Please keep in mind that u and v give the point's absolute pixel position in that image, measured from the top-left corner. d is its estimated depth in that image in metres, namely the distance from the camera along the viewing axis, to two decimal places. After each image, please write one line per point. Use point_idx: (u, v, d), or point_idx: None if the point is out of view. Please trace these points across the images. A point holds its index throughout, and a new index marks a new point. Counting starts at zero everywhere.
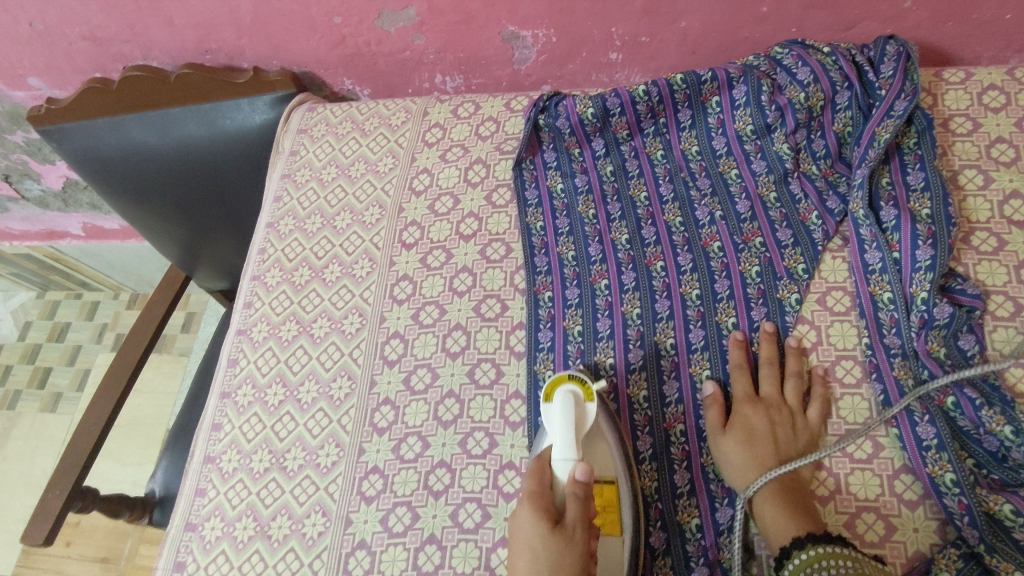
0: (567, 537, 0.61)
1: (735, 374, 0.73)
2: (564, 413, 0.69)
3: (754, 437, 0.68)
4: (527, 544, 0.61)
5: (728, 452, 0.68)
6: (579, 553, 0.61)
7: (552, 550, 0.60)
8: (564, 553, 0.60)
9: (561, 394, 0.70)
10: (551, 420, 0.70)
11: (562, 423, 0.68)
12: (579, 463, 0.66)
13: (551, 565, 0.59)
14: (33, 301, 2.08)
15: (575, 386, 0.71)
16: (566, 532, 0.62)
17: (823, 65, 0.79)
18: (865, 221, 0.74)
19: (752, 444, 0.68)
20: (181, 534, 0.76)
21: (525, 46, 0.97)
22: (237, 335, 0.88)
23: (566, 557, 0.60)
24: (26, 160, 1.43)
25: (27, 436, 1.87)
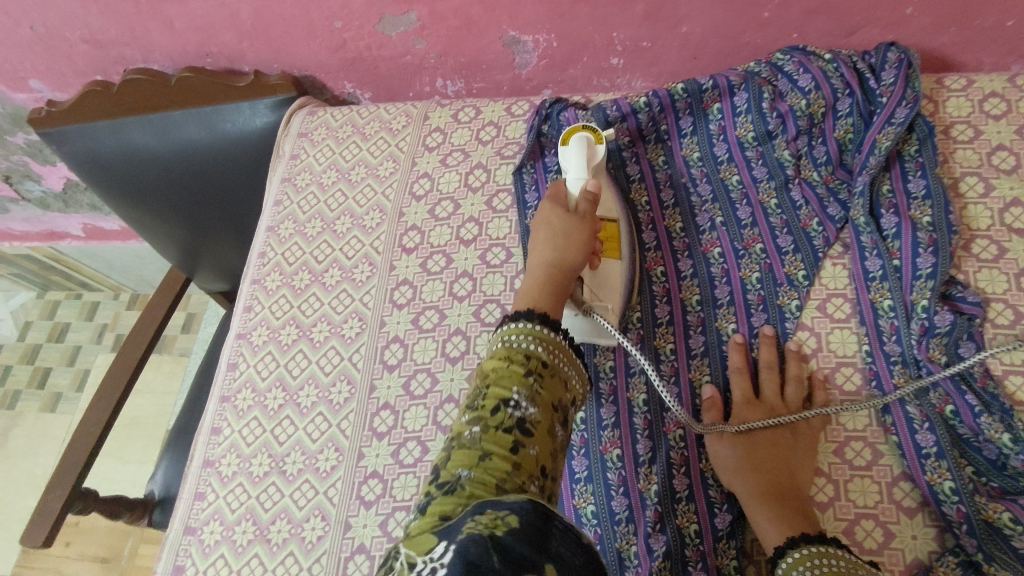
0: (579, 216, 0.66)
1: (733, 377, 0.73)
2: (579, 147, 0.72)
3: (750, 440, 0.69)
4: (547, 244, 0.64)
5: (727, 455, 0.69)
6: (589, 226, 0.66)
7: (567, 224, 0.65)
8: (577, 227, 0.65)
9: (576, 138, 0.73)
10: (565, 160, 0.73)
11: (576, 152, 0.71)
12: (591, 181, 0.69)
13: (562, 232, 0.65)
14: (33, 301, 2.08)
15: (588, 132, 0.74)
16: (576, 220, 0.66)
17: (825, 73, 0.79)
18: (866, 229, 0.74)
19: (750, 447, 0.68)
20: (181, 538, 0.76)
21: (526, 50, 0.97)
22: (237, 339, 0.88)
23: (581, 233, 0.65)
24: (27, 162, 1.43)
25: (27, 436, 1.87)
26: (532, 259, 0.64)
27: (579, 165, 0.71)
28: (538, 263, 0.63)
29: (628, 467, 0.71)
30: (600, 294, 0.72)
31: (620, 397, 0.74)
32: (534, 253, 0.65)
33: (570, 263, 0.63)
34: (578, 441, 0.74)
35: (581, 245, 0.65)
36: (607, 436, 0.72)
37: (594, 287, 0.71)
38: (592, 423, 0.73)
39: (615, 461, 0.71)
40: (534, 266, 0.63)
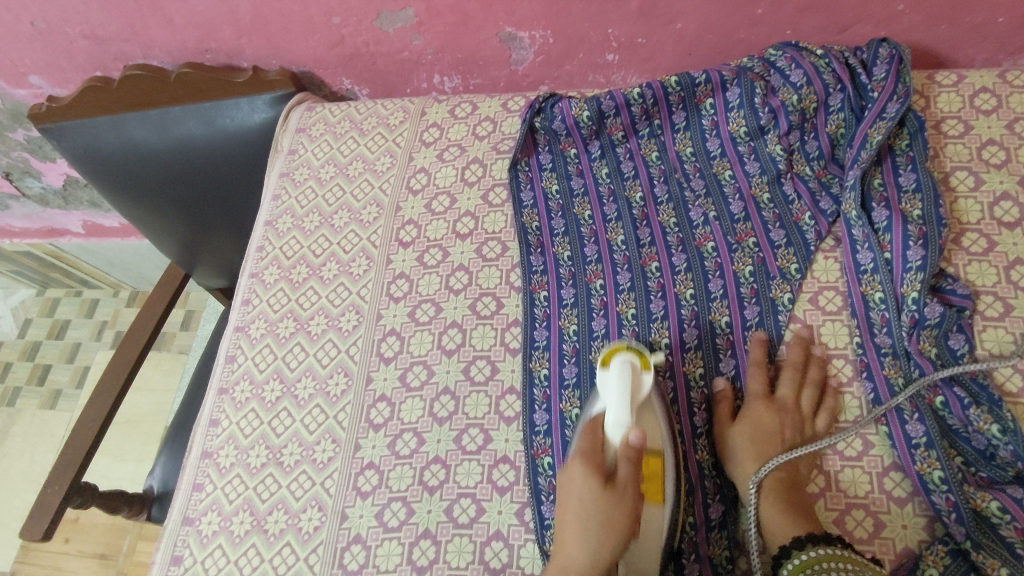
0: (619, 493, 0.63)
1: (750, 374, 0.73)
2: (621, 377, 0.66)
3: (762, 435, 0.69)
4: (577, 525, 0.63)
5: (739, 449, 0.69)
6: (631, 500, 0.63)
7: (602, 507, 0.63)
8: (613, 506, 0.63)
9: (618, 364, 0.67)
10: (608, 388, 0.66)
11: (620, 385, 0.65)
12: (633, 429, 0.64)
13: (599, 520, 0.62)
14: (33, 299, 2.09)
15: (632, 356, 0.68)
16: (614, 500, 0.63)
17: (817, 68, 0.80)
18: (858, 222, 0.75)
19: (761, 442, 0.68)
20: (179, 529, 0.77)
21: (522, 47, 0.98)
22: (236, 332, 0.89)
23: (618, 514, 0.63)
24: (27, 159, 1.44)
25: (27, 433, 1.88)
26: (565, 561, 0.62)
27: (619, 424, 0.64)
28: (570, 565, 0.62)
29: None
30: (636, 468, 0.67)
31: None
32: (567, 548, 0.63)
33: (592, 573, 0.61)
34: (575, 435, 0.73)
35: (617, 528, 0.63)
36: None
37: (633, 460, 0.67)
38: None
39: None
40: (570, 567, 0.61)
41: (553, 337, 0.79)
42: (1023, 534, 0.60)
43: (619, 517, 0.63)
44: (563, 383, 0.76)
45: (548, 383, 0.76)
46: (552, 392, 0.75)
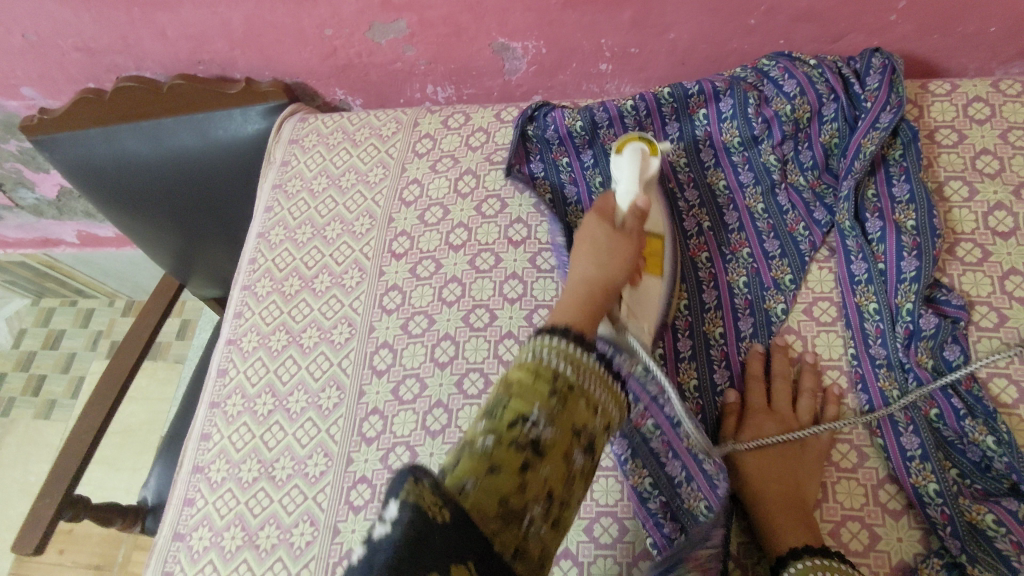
0: (626, 236, 0.64)
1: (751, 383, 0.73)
2: (632, 160, 0.70)
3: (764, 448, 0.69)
4: (588, 251, 0.63)
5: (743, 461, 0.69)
6: (636, 243, 0.64)
7: (611, 240, 0.63)
8: (624, 241, 0.63)
9: (630, 149, 0.72)
10: (618, 169, 0.71)
11: (629, 163, 0.70)
12: (641, 196, 0.67)
13: (608, 249, 0.62)
14: (28, 309, 2.08)
15: (643, 142, 0.73)
16: (623, 240, 0.63)
17: (810, 78, 0.80)
18: (852, 232, 0.75)
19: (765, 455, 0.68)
20: (169, 545, 0.76)
21: (515, 57, 0.98)
22: (228, 344, 0.88)
23: (625, 246, 0.63)
24: (20, 170, 1.44)
25: (21, 443, 1.87)
26: (572, 272, 0.62)
27: (629, 193, 0.68)
28: (576, 275, 0.61)
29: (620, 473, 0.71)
30: (636, 311, 0.70)
31: None
32: (577, 265, 0.62)
33: (613, 283, 0.61)
34: None
35: (625, 264, 0.62)
36: None
37: (633, 304, 0.70)
38: None
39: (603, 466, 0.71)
40: (576, 274, 0.61)
41: None
42: (1018, 547, 0.60)
43: (627, 251, 0.63)
44: None
45: None
46: None
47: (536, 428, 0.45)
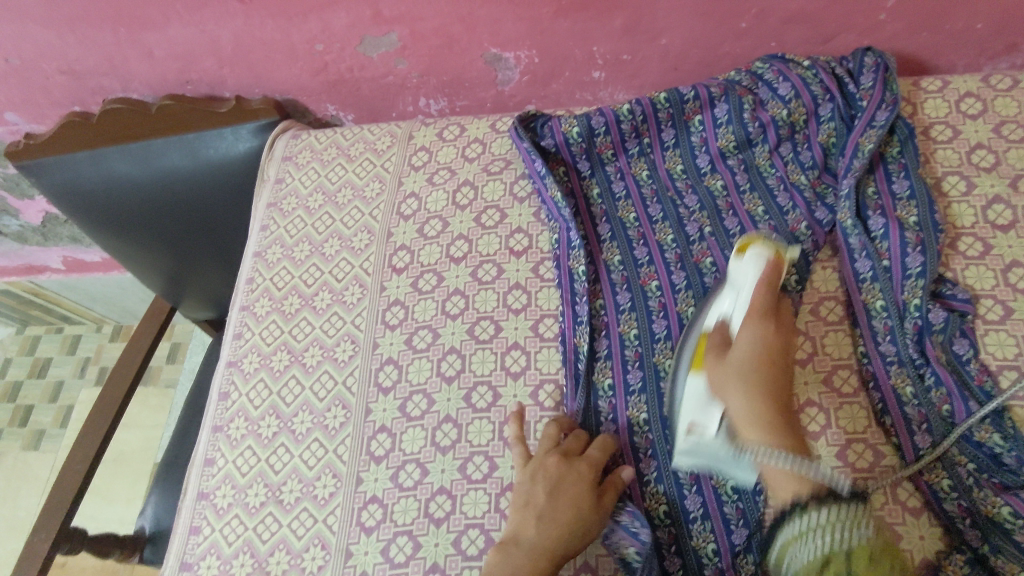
0: (579, 471, 0.67)
1: (743, 326, 0.66)
2: (752, 274, 0.67)
3: (753, 383, 0.63)
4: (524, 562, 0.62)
5: (724, 390, 0.64)
6: (588, 482, 0.67)
7: (563, 477, 0.67)
8: (572, 478, 0.67)
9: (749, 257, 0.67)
10: (740, 274, 0.68)
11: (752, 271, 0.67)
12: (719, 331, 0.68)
13: (557, 492, 0.66)
14: (12, 338, 2.04)
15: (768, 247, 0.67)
16: (573, 474, 0.67)
17: (804, 80, 0.81)
18: (854, 231, 0.75)
19: (767, 400, 0.63)
20: (177, 575, 0.75)
21: (508, 67, 0.98)
22: (228, 367, 0.86)
23: (576, 483, 0.67)
24: (4, 196, 1.41)
25: (10, 476, 1.82)
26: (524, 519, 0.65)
27: (745, 306, 0.67)
28: (538, 529, 0.64)
29: (635, 486, 0.71)
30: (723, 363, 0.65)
31: (620, 416, 0.74)
32: (528, 514, 0.66)
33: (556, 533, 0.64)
34: None
35: (577, 509, 0.66)
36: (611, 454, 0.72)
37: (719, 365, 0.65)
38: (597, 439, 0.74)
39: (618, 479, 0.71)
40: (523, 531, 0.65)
41: (565, 355, 0.78)
42: None
43: (578, 491, 0.66)
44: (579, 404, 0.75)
45: (564, 403, 0.76)
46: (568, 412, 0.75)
47: None
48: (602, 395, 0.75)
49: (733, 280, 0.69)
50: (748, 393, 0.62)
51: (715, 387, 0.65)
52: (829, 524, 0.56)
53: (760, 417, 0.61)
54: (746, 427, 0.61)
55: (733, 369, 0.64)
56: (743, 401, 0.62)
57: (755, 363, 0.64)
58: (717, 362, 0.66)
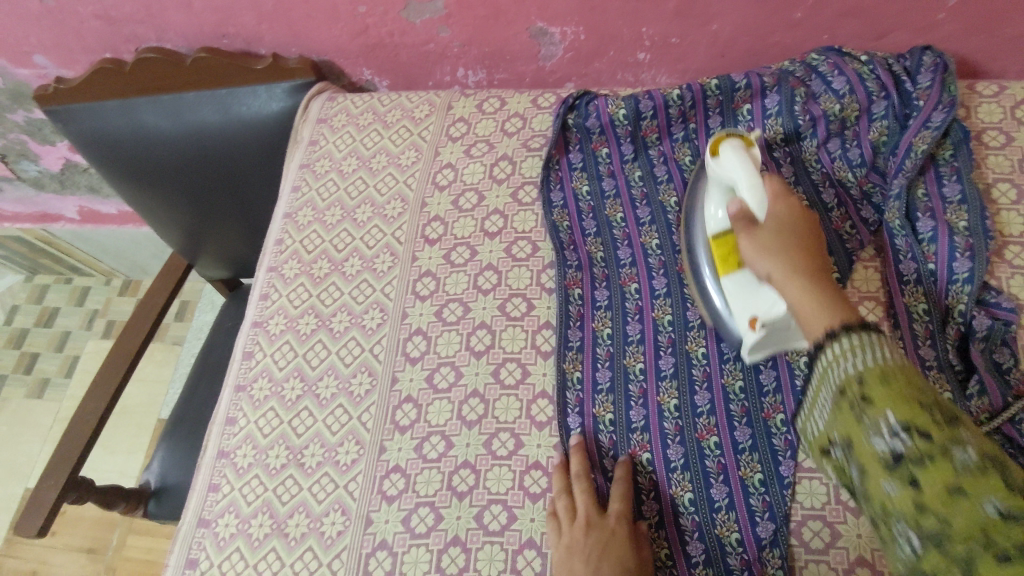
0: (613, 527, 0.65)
1: (771, 202, 0.63)
2: (737, 159, 0.67)
3: (794, 245, 0.59)
4: None
5: (761, 249, 0.60)
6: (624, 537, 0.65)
7: (599, 534, 0.64)
8: (611, 537, 0.64)
9: (730, 150, 0.68)
10: (726, 174, 0.68)
11: (738, 161, 0.66)
12: (740, 201, 0.65)
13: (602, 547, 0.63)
14: (21, 285, 2.03)
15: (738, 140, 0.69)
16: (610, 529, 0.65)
17: (860, 75, 0.79)
18: (901, 232, 0.74)
19: (806, 255, 0.59)
20: (194, 530, 0.74)
21: (552, 43, 0.96)
22: (254, 326, 0.86)
23: (616, 539, 0.64)
24: (25, 141, 1.39)
25: (12, 422, 1.81)
26: None
27: (750, 185, 0.64)
28: None
29: (660, 472, 0.69)
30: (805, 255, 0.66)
31: (650, 401, 0.72)
32: None
33: None
34: (607, 443, 0.72)
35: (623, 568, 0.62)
36: (636, 440, 0.71)
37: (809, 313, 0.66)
38: (622, 424, 0.72)
39: (644, 465, 0.70)
40: None
41: (587, 339, 0.76)
42: None
43: (619, 547, 0.64)
44: (596, 388, 0.74)
45: (580, 387, 0.74)
46: (584, 396, 0.74)
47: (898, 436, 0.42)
48: (632, 380, 0.74)
49: (722, 181, 0.70)
50: (792, 267, 0.57)
51: (750, 250, 0.61)
52: (851, 348, 0.48)
53: (801, 271, 0.57)
54: (787, 282, 0.57)
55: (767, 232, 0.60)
56: (780, 262, 0.58)
57: (784, 224, 0.61)
58: (747, 236, 0.62)
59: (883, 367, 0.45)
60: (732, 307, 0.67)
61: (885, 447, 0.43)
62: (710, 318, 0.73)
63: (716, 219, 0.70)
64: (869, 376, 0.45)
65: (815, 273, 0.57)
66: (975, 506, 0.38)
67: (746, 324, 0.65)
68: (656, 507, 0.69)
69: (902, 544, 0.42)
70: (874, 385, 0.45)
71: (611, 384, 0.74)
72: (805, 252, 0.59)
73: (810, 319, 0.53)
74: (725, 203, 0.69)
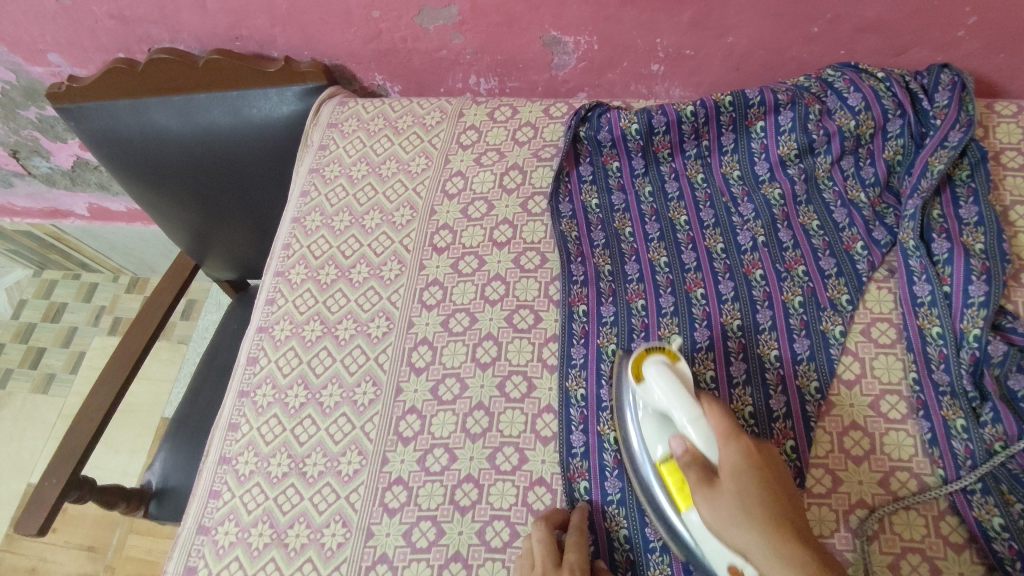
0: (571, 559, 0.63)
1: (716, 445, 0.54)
2: (666, 384, 0.60)
3: (755, 502, 0.50)
4: None
5: (725, 526, 0.50)
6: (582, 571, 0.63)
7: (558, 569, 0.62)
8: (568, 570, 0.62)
9: (655, 369, 0.61)
10: (656, 401, 0.61)
11: (664, 383, 0.59)
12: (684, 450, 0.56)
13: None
14: (29, 279, 2.04)
15: (663, 356, 0.62)
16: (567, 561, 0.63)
17: (876, 92, 0.77)
18: (915, 253, 0.72)
19: (761, 476, 0.52)
20: (193, 538, 0.74)
21: (566, 52, 0.95)
22: (258, 332, 0.85)
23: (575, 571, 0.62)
24: (37, 138, 1.39)
25: (17, 417, 1.82)
26: None
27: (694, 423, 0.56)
28: None
29: None
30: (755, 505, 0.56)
31: None
32: None
33: None
34: (611, 461, 0.69)
35: None
36: None
37: None
38: None
39: None
40: None
41: (591, 355, 0.75)
42: None
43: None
44: (600, 405, 0.72)
45: (585, 404, 0.72)
46: (589, 413, 0.72)
47: None
48: None
49: (656, 409, 0.62)
50: (756, 526, 0.49)
51: (710, 521, 0.51)
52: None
53: (789, 541, 0.48)
54: (771, 564, 0.48)
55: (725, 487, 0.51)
56: (761, 537, 0.49)
57: (743, 481, 0.51)
58: (703, 496, 0.52)
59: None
60: (701, 546, 0.58)
61: None
62: (680, 552, 0.62)
63: (658, 452, 0.62)
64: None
65: (785, 527, 0.49)
66: None
67: (725, 573, 0.57)
68: (660, 532, 0.66)
69: None
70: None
71: (615, 402, 0.72)
72: (770, 500, 0.51)
73: None
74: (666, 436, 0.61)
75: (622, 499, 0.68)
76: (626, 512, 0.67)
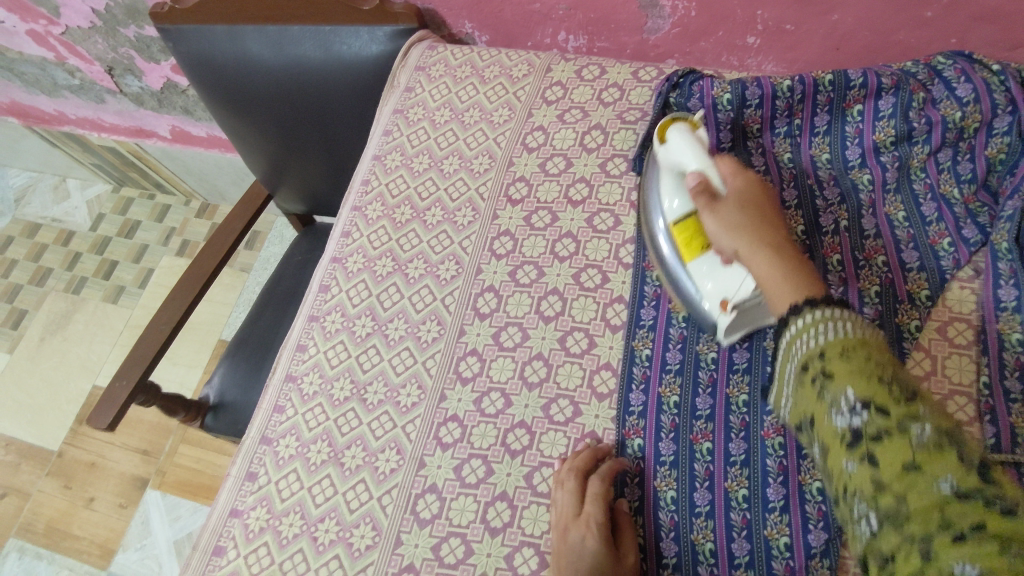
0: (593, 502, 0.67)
1: (728, 180, 0.66)
2: (684, 142, 0.70)
3: (756, 222, 0.62)
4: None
5: (727, 233, 0.63)
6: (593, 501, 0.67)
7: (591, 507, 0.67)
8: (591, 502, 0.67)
9: (679, 130, 0.71)
10: (674, 157, 0.71)
11: (688, 147, 0.69)
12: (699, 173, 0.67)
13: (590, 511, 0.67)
14: (109, 195, 2.14)
15: (689, 125, 0.72)
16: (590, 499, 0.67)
17: (988, 85, 0.74)
18: (1006, 256, 0.70)
19: (757, 201, 0.64)
20: (256, 446, 0.78)
21: (661, 16, 0.94)
22: (332, 261, 0.88)
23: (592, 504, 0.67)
24: (132, 57, 1.45)
25: (88, 321, 1.92)
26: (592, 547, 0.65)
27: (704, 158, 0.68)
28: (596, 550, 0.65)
29: (718, 463, 0.67)
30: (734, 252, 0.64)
31: (719, 391, 0.70)
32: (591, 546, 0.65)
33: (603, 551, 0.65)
34: (668, 424, 0.70)
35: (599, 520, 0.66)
36: (699, 427, 0.69)
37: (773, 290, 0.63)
38: (686, 410, 0.70)
39: (704, 453, 0.68)
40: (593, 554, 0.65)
41: (661, 317, 0.75)
42: None
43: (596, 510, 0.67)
44: (664, 367, 0.72)
45: (649, 364, 0.73)
46: (652, 373, 0.72)
47: (851, 409, 0.44)
48: (703, 367, 0.72)
49: (671, 167, 0.72)
50: (749, 243, 0.61)
51: (719, 229, 0.64)
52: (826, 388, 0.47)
53: (774, 246, 0.61)
54: (760, 256, 0.60)
55: (731, 210, 0.63)
56: (747, 241, 0.62)
57: (745, 203, 0.64)
58: (710, 215, 0.64)
59: (846, 346, 0.48)
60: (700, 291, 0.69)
61: (843, 423, 0.45)
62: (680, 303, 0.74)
63: (675, 206, 0.71)
64: (829, 355, 0.48)
65: (780, 248, 0.61)
66: (929, 484, 0.38)
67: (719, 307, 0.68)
68: (708, 498, 0.66)
69: (861, 525, 0.42)
70: (833, 363, 0.47)
71: (680, 367, 0.72)
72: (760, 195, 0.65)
73: (779, 291, 0.58)
74: (681, 190, 0.71)
75: (671, 462, 0.68)
76: (677, 478, 0.67)
